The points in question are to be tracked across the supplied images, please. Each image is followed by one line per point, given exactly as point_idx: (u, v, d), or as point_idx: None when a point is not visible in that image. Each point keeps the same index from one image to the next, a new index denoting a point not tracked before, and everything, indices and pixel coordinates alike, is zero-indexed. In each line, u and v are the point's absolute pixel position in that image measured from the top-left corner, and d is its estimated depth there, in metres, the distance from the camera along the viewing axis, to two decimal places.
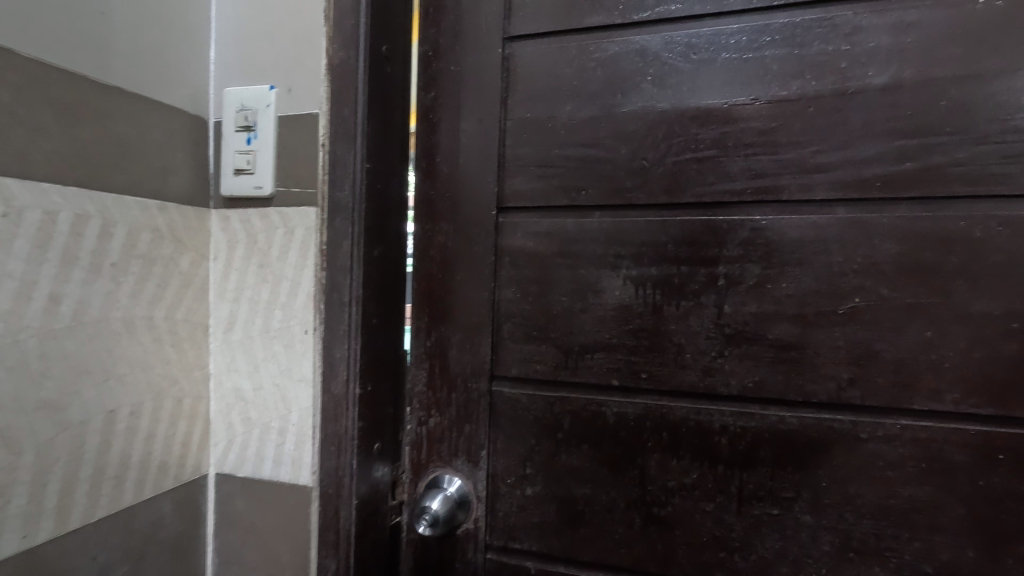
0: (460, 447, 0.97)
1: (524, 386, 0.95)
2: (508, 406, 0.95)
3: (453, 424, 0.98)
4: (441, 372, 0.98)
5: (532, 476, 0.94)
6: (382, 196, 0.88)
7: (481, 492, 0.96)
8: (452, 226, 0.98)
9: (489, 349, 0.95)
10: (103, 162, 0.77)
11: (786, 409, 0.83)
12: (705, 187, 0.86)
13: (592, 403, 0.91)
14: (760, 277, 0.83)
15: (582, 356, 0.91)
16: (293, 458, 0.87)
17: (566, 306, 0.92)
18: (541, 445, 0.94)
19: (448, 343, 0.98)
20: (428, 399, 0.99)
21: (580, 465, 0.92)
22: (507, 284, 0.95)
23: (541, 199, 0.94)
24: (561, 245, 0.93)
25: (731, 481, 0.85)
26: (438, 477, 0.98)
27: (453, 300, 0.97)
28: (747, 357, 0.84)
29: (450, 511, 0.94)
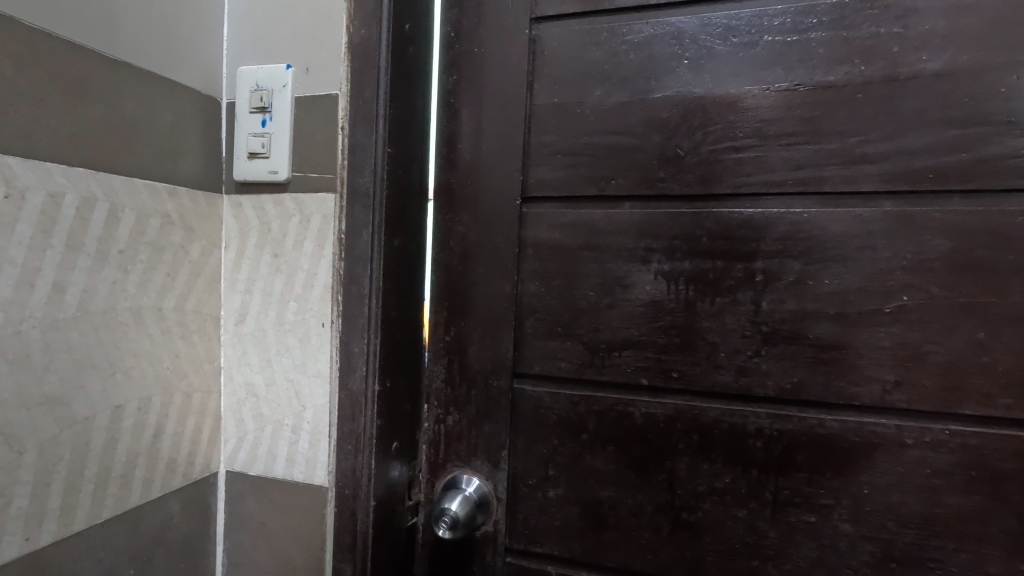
0: (479, 446, 0.93)
1: (547, 384, 0.91)
2: (531, 405, 0.91)
3: (472, 423, 0.94)
4: (461, 368, 0.94)
5: (554, 478, 0.90)
6: (402, 183, 0.83)
7: (501, 494, 0.92)
8: (473, 217, 0.93)
9: (511, 345, 0.91)
10: (110, 143, 0.72)
11: (825, 412, 0.79)
12: (743, 177, 0.81)
13: (620, 403, 0.87)
14: (801, 273, 0.79)
15: (609, 354, 0.87)
16: (307, 457, 0.83)
17: (593, 301, 0.88)
18: (565, 445, 0.90)
19: (468, 339, 0.94)
20: (446, 396, 0.95)
21: (605, 467, 0.88)
22: (531, 278, 0.91)
23: (568, 189, 0.89)
24: (589, 237, 0.88)
25: (766, 486, 0.81)
26: (456, 478, 0.94)
27: (474, 293, 0.93)
28: (786, 358, 0.80)
29: (470, 513, 0.90)
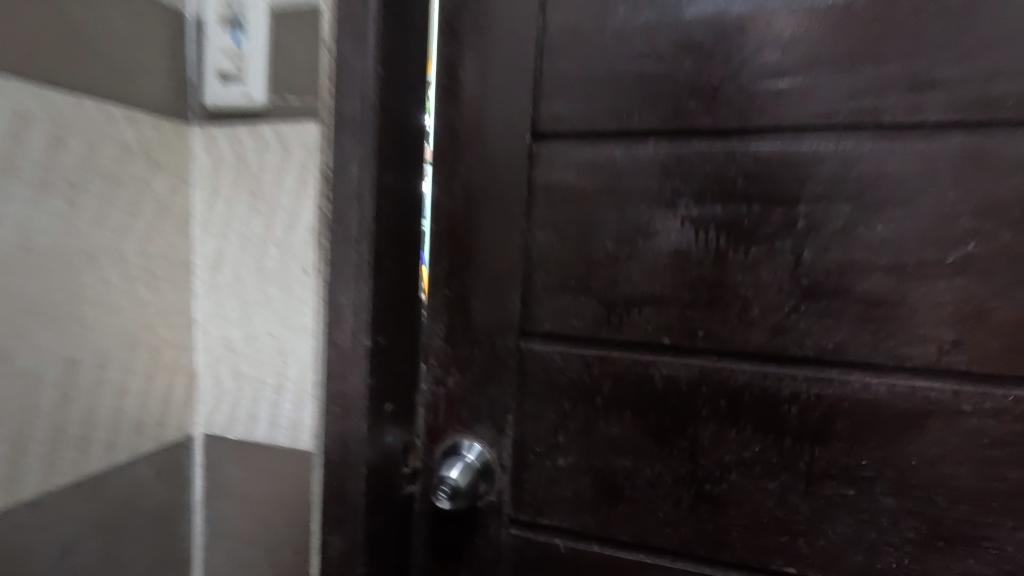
0: (482, 411, 0.85)
1: (558, 343, 0.82)
2: (540, 367, 0.83)
3: (474, 386, 0.85)
4: (463, 326, 0.85)
5: (564, 446, 0.83)
6: (396, 111, 0.73)
7: (506, 462, 0.85)
8: (478, 157, 0.83)
9: (519, 300, 0.82)
10: (54, 54, 0.62)
11: (872, 376, 0.70)
12: (787, 109, 0.71)
13: (639, 365, 0.79)
14: (851, 219, 0.70)
15: (627, 310, 0.78)
16: (291, 420, 0.76)
17: (611, 251, 0.78)
18: (577, 411, 0.82)
19: (471, 293, 0.85)
20: (446, 356, 0.86)
21: (621, 435, 0.80)
22: (542, 225, 0.81)
23: (584, 124, 0.79)
24: (608, 179, 0.78)
25: (800, 457, 0.73)
26: (456, 444, 0.86)
27: (478, 243, 0.84)
28: (829, 315, 0.71)
29: (474, 480, 0.83)
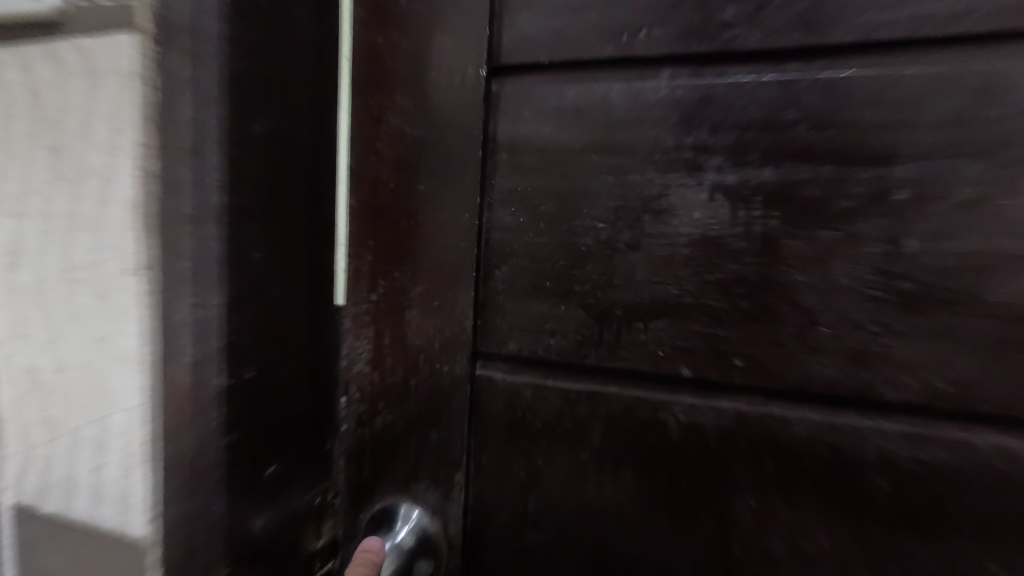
0: (421, 465, 0.61)
1: (529, 371, 0.58)
2: (501, 405, 0.58)
3: (410, 429, 0.61)
4: (393, 344, 0.60)
5: (536, 518, 0.58)
6: (266, 37, 0.52)
7: (454, 537, 0.60)
8: (411, 101, 0.58)
9: (471, 309, 0.58)
10: None
11: (1009, 432, 0.45)
12: (880, 13, 0.45)
13: (643, 406, 0.54)
14: (983, 184, 0.44)
15: (627, 325, 0.53)
16: (119, 486, 0.57)
17: (604, 238, 0.53)
18: (554, 469, 0.57)
19: (402, 300, 0.59)
20: (371, 387, 0.61)
21: (619, 505, 0.55)
22: (504, 200, 0.56)
23: (564, 52, 0.54)
24: (598, 130, 0.53)
25: (893, 553, 0.48)
26: (379, 511, 0.62)
27: (412, 227, 0.58)
28: (942, 337, 0.46)
29: (405, 564, 0.60)
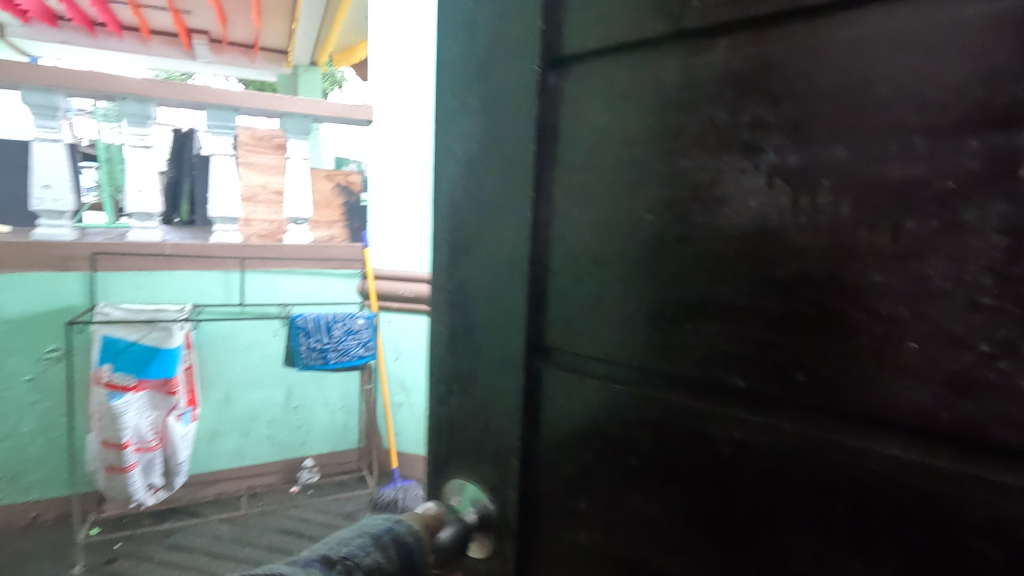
0: (484, 449, 0.64)
1: (582, 366, 0.56)
2: (557, 398, 0.58)
3: (480, 407, 0.64)
4: (467, 324, 0.64)
5: (584, 514, 0.56)
6: None
7: (511, 515, 0.62)
8: (477, 96, 0.61)
9: (527, 298, 0.58)
10: None
11: None
12: None
13: (690, 418, 0.48)
14: None
15: (676, 322, 0.48)
16: None
17: (653, 229, 0.49)
18: (602, 470, 0.55)
19: (471, 286, 0.64)
20: (450, 368, 0.67)
21: (660, 523, 0.50)
22: (564, 190, 0.56)
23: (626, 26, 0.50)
24: (649, 110, 0.49)
25: None
26: (457, 492, 0.66)
27: (481, 218, 0.62)
28: None
29: (464, 535, 0.63)
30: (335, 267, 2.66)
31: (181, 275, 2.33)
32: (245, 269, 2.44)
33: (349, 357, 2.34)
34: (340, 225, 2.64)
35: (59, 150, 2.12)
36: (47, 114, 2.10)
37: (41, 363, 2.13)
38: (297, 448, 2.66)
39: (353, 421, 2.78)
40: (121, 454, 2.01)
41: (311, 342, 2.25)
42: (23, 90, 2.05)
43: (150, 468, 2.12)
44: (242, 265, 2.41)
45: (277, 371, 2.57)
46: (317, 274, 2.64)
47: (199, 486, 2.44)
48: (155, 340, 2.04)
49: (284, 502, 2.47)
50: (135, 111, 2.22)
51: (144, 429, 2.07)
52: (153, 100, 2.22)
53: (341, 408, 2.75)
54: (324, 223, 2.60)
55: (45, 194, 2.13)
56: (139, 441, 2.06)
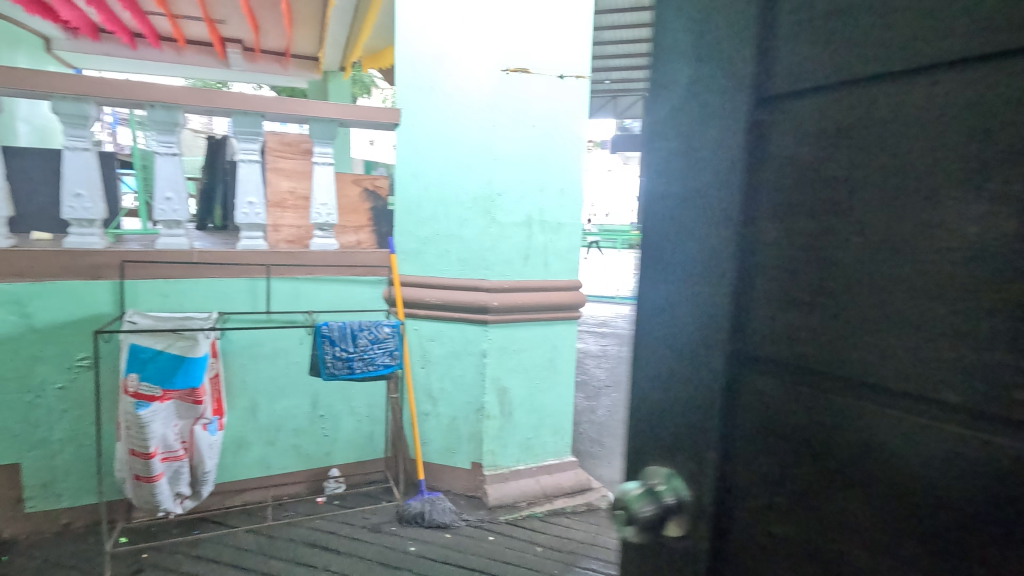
0: (671, 446, 0.60)
1: (782, 360, 0.52)
2: (761, 389, 0.53)
3: (678, 402, 0.59)
4: (661, 317, 0.60)
5: (780, 521, 0.52)
6: None
7: (701, 513, 0.57)
8: (693, 67, 0.57)
9: (730, 283, 0.54)
10: None
11: None
12: None
13: (907, 425, 0.42)
14: None
15: (896, 315, 0.43)
16: None
17: (877, 212, 0.44)
18: (803, 472, 0.50)
19: (669, 268, 0.59)
20: (643, 358, 0.62)
21: (868, 543, 0.45)
22: (778, 168, 0.51)
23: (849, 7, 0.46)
24: (878, 80, 0.44)
25: None
26: (654, 474, 0.60)
27: (685, 196, 0.58)
28: None
29: (658, 516, 0.57)
30: (362, 274, 2.59)
31: (208, 282, 2.32)
32: (270, 276, 2.41)
33: (375, 367, 2.28)
34: (367, 229, 2.66)
35: (89, 159, 2.13)
36: (78, 124, 2.11)
37: (73, 371, 2.14)
38: (322, 457, 2.62)
39: (379, 430, 2.72)
40: (149, 464, 1.98)
41: (336, 351, 2.20)
42: (54, 101, 2.06)
43: (179, 477, 2.10)
44: (267, 272, 2.38)
45: (302, 380, 2.53)
46: (343, 281, 2.56)
47: (227, 494, 2.44)
48: (180, 350, 2.03)
49: (309, 513, 2.43)
50: (162, 119, 2.21)
51: (171, 437, 2.04)
52: (180, 107, 2.22)
53: (367, 417, 2.69)
54: (351, 228, 2.62)
55: (76, 203, 2.12)
56: (166, 450, 2.04)
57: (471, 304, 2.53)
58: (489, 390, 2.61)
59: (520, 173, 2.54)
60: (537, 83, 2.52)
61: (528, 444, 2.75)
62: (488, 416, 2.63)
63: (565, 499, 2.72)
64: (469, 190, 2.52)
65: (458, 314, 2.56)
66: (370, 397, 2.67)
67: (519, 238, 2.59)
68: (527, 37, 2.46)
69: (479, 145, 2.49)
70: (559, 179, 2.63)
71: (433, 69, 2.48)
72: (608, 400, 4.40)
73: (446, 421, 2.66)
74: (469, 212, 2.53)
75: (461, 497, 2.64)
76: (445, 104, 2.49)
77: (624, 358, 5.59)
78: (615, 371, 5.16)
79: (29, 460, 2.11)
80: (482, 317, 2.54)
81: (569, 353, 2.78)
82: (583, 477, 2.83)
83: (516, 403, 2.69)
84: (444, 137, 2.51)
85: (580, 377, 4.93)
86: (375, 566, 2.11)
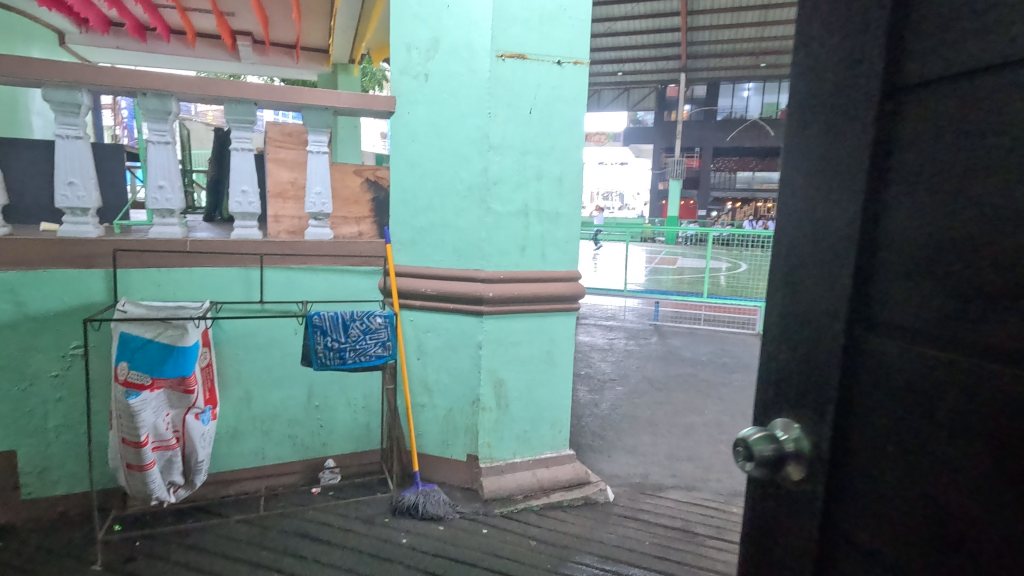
0: (797, 398, 0.71)
1: (901, 320, 0.61)
2: (881, 345, 0.62)
3: (805, 360, 0.70)
4: (794, 300, 0.72)
5: (891, 469, 0.61)
6: None
7: (817, 460, 0.67)
8: (833, 80, 0.67)
9: (854, 257, 0.65)
10: None
11: None
12: None
13: (1004, 364, 0.50)
14: None
15: (998, 275, 0.52)
16: None
17: (991, 188, 0.53)
18: (912, 418, 0.59)
19: (803, 251, 0.70)
20: (781, 330, 0.74)
21: (967, 465, 0.54)
22: (905, 162, 0.61)
23: (965, 32, 0.55)
24: (989, 82, 0.53)
25: None
26: (778, 425, 0.72)
27: (817, 189, 0.68)
28: None
29: (776, 456, 0.70)
30: (356, 264, 2.55)
31: (201, 271, 2.31)
32: (263, 266, 2.38)
33: (367, 358, 2.26)
34: (369, 220, 2.67)
35: (82, 148, 2.12)
36: (70, 112, 2.09)
37: (67, 359, 2.15)
38: (318, 448, 2.61)
39: (375, 421, 2.70)
40: (140, 452, 1.97)
41: (328, 341, 2.18)
42: (46, 89, 2.04)
43: (171, 466, 2.09)
44: (260, 262, 2.36)
45: (297, 370, 2.52)
46: (337, 271, 2.53)
47: (222, 484, 2.44)
48: (169, 339, 2.03)
49: (302, 504, 2.42)
50: (155, 107, 2.20)
51: (161, 427, 2.03)
52: (173, 94, 2.20)
53: (363, 408, 2.68)
54: (353, 219, 2.64)
55: (69, 191, 2.12)
56: (157, 439, 2.03)
57: (466, 295, 2.49)
58: (484, 382, 2.58)
59: (517, 162, 2.49)
60: (534, 70, 2.46)
61: (525, 437, 2.72)
62: (484, 408, 2.60)
63: (562, 493, 2.68)
64: (464, 180, 2.47)
65: (454, 305, 2.53)
66: (366, 389, 2.66)
67: (516, 228, 2.54)
68: (524, 22, 2.41)
69: (473, 133, 2.43)
70: (557, 168, 2.58)
71: (429, 56, 2.43)
72: (612, 394, 4.34)
73: (442, 413, 2.63)
74: (465, 201, 2.49)
75: (456, 489, 2.62)
76: (441, 92, 2.44)
77: (630, 352, 5.52)
78: (620, 365, 5.09)
79: (24, 447, 2.13)
80: (477, 309, 2.50)
81: (567, 345, 2.74)
82: (581, 471, 2.79)
83: (513, 396, 2.66)
84: (438, 125, 2.46)
85: (585, 371, 4.87)
86: (365, 559, 2.08)
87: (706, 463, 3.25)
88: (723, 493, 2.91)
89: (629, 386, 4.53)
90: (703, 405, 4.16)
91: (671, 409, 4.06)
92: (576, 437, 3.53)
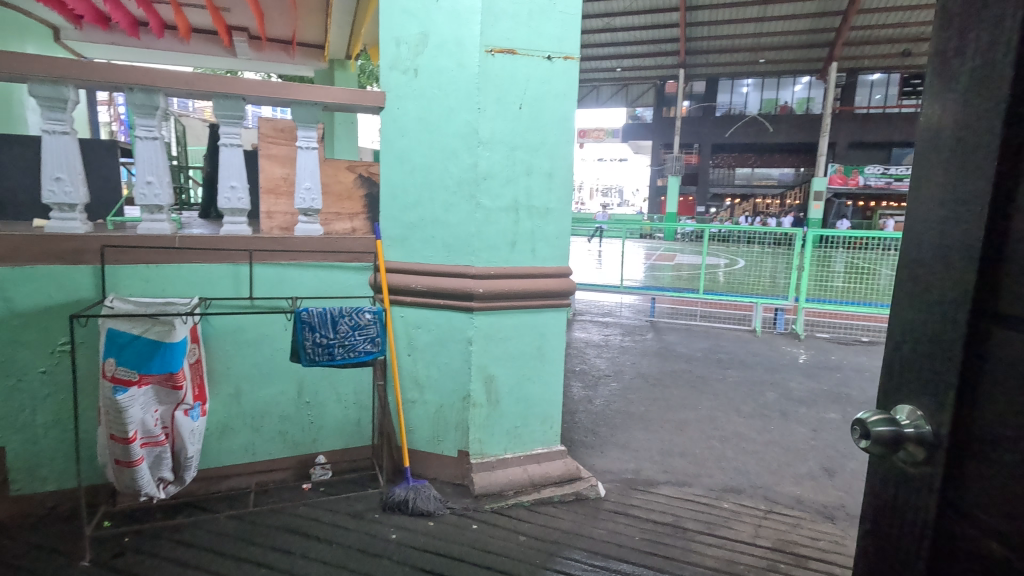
0: (923, 383, 0.68)
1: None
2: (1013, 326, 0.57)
3: (933, 343, 0.66)
4: (920, 289, 0.69)
5: (1013, 457, 0.57)
6: None
7: (939, 447, 0.64)
8: (970, 48, 0.63)
9: (982, 236, 0.60)
10: None
11: None
12: None
13: None
14: None
15: None
16: None
17: None
18: None
19: (935, 230, 0.67)
20: (909, 313, 0.71)
21: None
22: None
23: None
24: None
25: None
26: (903, 411, 0.69)
27: (951, 165, 0.65)
28: None
29: (893, 439, 0.67)
30: (346, 260, 2.55)
31: (190, 267, 2.30)
32: (252, 262, 2.38)
33: (356, 354, 2.26)
34: (361, 217, 2.67)
35: (69, 143, 2.11)
36: (58, 108, 2.08)
37: (55, 356, 2.15)
38: (309, 443, 2.62)
39: (366, 417, 2.71)
40: (128, 448, 1.97)
41: (316, 337, 2.18)
42: (31, 84, 2.03)
43: (160, 462, 2.09)
44: (250, 257, 2.35)
45: (287, 366, 2.52)
46: (327, 267, 2.53)
47: (213, 480, 2.45)
48: (157, 335, 2.01)
49: (293, 499, 2.42)
50: (143, 102, 2.19)
51: (150, 423, 2.04)
52: (160, 90, 2.19)
53: (354, 404, 2.68)
54: (345, 215, 2.64)
55: (56, 186, 2.11)
56: (146, 435, 2.03)
57: (455, 291, 2.49)
58: (475, 377, 2.58)
59: (506, 158, 2.49)
60: (523, 65, 2.45)
61: (516, 432, 2.73)
62: (475, 404, 2.60)
63: (553, 488, 2.68)
64: (454, 175, 2.47)
65: (443, 301, 2.52)
66: (357, 385, 2.66)
67: (506, 224, 2.54)
68: (513, 17, 2.40)
69: (462, 128, 2.42)
70: (547, 164, 2.57)
71: (418, 51, 2.42)
72: (606, 390, 4.35)
73: (433, 409, 2.64)
74: (455, 197, 2.48)
75: (447, 485, 2.62)
76: (431, 87, 2.43)
77: (626, 348, 5.52)
78: (616, 361, 5.09)
79: (13, 444, 2.13)
80: (467, 305, 2.50)
81: (557, 341, 2.74)
82: (572, 466, 2.79)
83: (503, 391, 2.66)
84: (427, 120, 2.45)
85: (580, 367, 4.88)
86: (354, 554, 2.08)
87: (698, 458, 3.25)
88: (714, 489, 2.91)
89: (623, 382, 4.53)
90: (697, 401, 4.17)
91: (665, 405, 4.06)
92: (569, 433, 3.53)
